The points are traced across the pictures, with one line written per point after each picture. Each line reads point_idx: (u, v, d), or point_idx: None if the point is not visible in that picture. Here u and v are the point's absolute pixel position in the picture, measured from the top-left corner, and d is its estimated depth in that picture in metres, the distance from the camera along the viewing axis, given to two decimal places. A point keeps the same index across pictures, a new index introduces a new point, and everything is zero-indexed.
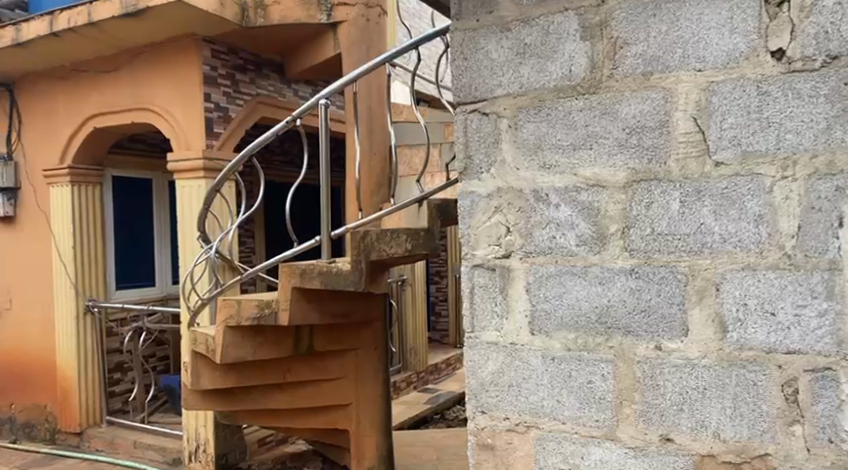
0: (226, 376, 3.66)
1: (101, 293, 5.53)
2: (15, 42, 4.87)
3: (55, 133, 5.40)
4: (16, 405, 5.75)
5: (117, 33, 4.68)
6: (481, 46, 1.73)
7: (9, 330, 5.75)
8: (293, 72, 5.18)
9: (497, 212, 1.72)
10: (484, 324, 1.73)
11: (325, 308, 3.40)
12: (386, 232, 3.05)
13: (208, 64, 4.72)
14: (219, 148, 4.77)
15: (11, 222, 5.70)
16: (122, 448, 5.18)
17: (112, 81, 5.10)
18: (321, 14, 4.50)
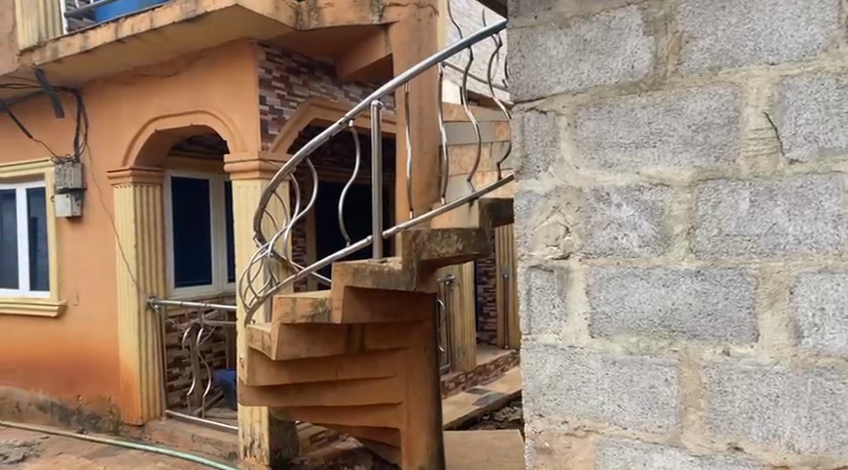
0: (280, 373, 3.72)
1: (162, 290, 5.69)
2: (82, 49, 5.07)
3: (119, 135, 5.57)
4: (82, 397, 5.96)
5: (177, 38, 4.81)
6: (539, 43, 1.71)
7: (76, 325, 5.97)
8: (345, 73, 5.22)
9: (555, 212, 1.69)
10: (541, 327, 1.70)
11: (377, 307, 3.41)
12: (437, 232, 3.04)
13: (264, 67, 4.81)
14: (274, 149, 4.85)
15: (78, 221, 5.92)
16: (181, 441, 5.30)
17: (172, 84, 5.23)
18: (373, 15, 4.51)
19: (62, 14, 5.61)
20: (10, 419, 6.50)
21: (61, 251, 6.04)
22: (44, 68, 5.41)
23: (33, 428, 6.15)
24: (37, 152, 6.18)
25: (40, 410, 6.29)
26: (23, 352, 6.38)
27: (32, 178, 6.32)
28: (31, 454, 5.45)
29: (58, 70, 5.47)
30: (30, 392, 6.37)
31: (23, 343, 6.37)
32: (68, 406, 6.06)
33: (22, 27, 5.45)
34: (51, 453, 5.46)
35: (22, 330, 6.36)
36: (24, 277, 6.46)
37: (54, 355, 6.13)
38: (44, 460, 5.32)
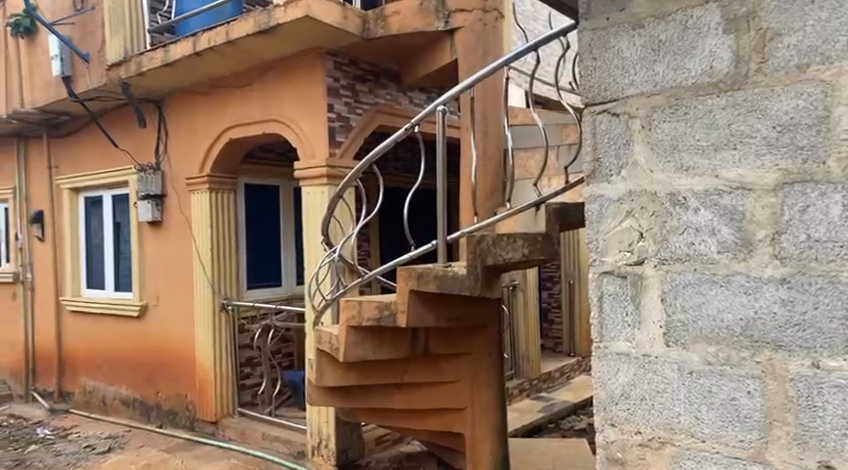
0: (347, 374, 3.76)
1: (235, 291, 5.82)
2: (164, 62, 5.29)
3: (196, 142, 5.76)
4: (161, 394, 6.18)
5: (251, 49, 4.95)
6: (612, 45, 1.68)
7: (155, 325, 6.20)
8: (409, 79, 5.25)
9: (629, 216, 1.65)
10: (614, 335, 1.67)
11: (442, 312, 3.41)
12: (503, 236, 3.01)
13: (332, 75, 4.89)
14: (341, 155, 4.90)
15: (158, 225, 6.15)
16: (252, 438, 5.41)
17: (246, 93, 5.38)
18: (438, 22, 4.51)
19: (145, 29, 5.80)
20: (96, 413, 6.82)
21: (142, 254, 6.30)
22: (131, 81, 5.69)
23: (117, 422, 6.42)
24: (121, 161, 6.46)
25: (123, 405, 6.56)
26: (108, 350, 6.67)
27: (117, 185, 6.61)
28: (116, 447, 5.74)
29: (140, 82, 5.72)
30: (114, 388, 6.66)
31: (108, 342, 6.66)
32: (148, 402, 6.29)
33: (110, 44, 5.80)
34: (133, 446, 5.72)
35: (107, 329, 6.66)
36: (109, 279, 6.76)
37: (135, 354, 6.38)
38: (126, 453, 5.56)
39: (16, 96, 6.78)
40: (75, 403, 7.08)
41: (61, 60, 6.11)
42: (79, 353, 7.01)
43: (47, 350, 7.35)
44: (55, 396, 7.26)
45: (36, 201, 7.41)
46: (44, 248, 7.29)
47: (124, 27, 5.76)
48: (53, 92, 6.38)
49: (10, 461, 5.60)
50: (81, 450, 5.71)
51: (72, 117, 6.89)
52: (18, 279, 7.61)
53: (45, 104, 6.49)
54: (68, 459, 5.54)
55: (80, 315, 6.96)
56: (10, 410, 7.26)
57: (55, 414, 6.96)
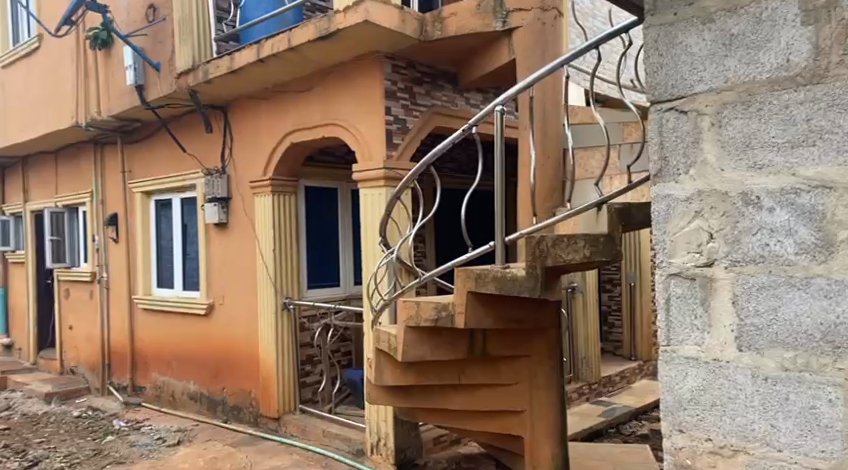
0: (406, 374, 3.80)
1: (295, 291, 5.91)
2: (229, 70, 5.43)
3: (258, 146, 5.90)
4: (226, 389, 6.33)
5: (312, 55, 5.03)
6: (679, 40, 1.72)
7: (220, 323, 6.36)
8: (466, 81, 5.23)
9: (697, 217, 1.69)
10: (682, 338, 1.72)
11: (500, 314, 3.38)
12: (563, 237, 2.95)
13: (389, 79, 4.91)
14: (398, 157, 4.93)
15: (223, 227, 6.32)
16: (312, 435, 5.48)
17: (306, 99, 5.47)
18: (496, 22, 4.49)
19: (212, 38, 6.01)
20: (166, 406, 7.05)
21: (209, 255, 6.48)
22: (198, 88, 5.86)
23: (185, 416, 6.62)
24: (188, 165, 6.66)
25: (190, 400, 6.75)
26: (176, 347, 6.88)
27: (184, 188, 6.81)
28: (184, 440, 5.92)
29: (207, 89, 5.89)
30: (182, 383, 6.85)
31: (176, 339, 6.87)
32: (214, 396, 6.45)
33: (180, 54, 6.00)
34: (201, 440, 5.89)
35: (175, 326, 6.86)
36: (178, 278, 6.97)
37: (202, 350, 6.56)
38: (194, 446, 5.73)
39: (92, 104, 7.08)
40: (147, 397, 7.33)
41: (135, 70, 6.36)
42: (149, 349, 7.26)
43: (121, 346, 7.65)
44: (128, 389, 7.55)
45: (111, 204, 7.73)
46: (118, 248, 7.59)
47: (192, 38, 5.96)
48: (126, 100, 6.64)
49: (89, 451, 5.86)
50: (153, 442, 5.91)
51: (144, 124, 7.15)
52: (95, 278, 7.95)
53: (119, 112, 6.76)
54: (141, 450, 5.75)
55: (150, 313, 7.20)
56: (88, 403, 7.59)
57: (129, 407, 7.24)
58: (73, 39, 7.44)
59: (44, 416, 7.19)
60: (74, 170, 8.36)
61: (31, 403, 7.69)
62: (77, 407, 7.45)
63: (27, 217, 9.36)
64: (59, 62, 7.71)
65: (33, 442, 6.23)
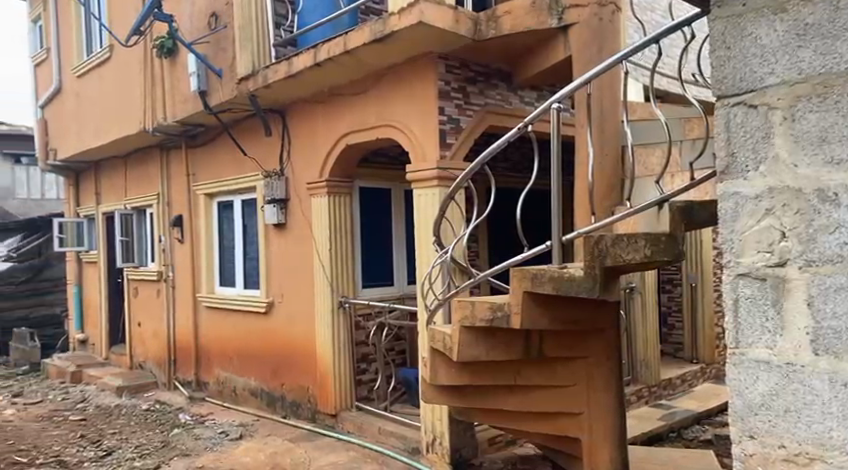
0: (461, 373, 3.80)
1: (350, 290, 5.95)
2: (287, 74, 5.53)
3: (315, 148, 5.98)
4: (285, 386, 6.43)
5: (367, 58, 5.07)
6: (748, 32, 1.68)
7: (279, 321, 6.47)
8: (522, 79, 5.18)
9: (768, 215, 1.65)
10: (752, 341, 1.67)
11: (557, 315, 3.33)
12: (623, 236, 2.91)
13: (442, 79, 4.90)
14: (451, 157, 4.91)
15: (282, 228, 6.43)
16: (369, 432, 5.50)
17: (361, 101, 5.51)
18: (552, 18, 4.44)
19: (271, 44, 6.11)
20: (228, 402, 7.21)
21: (269, 254, 6.61)
22: (258, 93, 5.99)
23: (246, 411, 6.76)
24: (248, 168, 6.80)
25: (251, 395, 6.88)
26: (237, 344, 7.03)
27: (245, 190, 6.95)
28: (246, 434, 6.04)
29: (266, 94, 6.00)
30: (243, 379, 7.00)
31: (237, 336, 7.03)
32: (274, 392, 6.56)
33: (240, 60, 6.13)
34: (262, 434, 6.00)
35: (237, 323, 7.02)
36: (239, 277, 7.12)
37: (262, 347, 6.69)
38: (255, 441, 5.84)
39: (159, 110, 7.32)
40: (210, 392, 7.52)
41: (198, 76, 6.54)
42: (212, 345, 7.44)
43: (185, 343, 7.87)
44: (193, 384, 7.76)
45: (176, 205, 7.96)
46: (184, 248, 7.81)
47: (253, 45, 6.09)
48: (190, 106, 6.83)
49: (158, 443, 6.05)
50: (217, 436, 6.06)
51: (206, 128, 7.34)
52: (162, 277, 8.20)
53: (184, 117, 6.96)
54: (205, 443, 5.90)
55: (213, 311, 7.38)
56: (156, 397, 7.85)
57: (193, 401, 7.44)
58: (140, 49, 7.69)
59: (116, 408, 7.46)
60: (142, 173, 8.66)
61: (104, 396, 8.01)
62: (146, 401, 7.70)
63: (99, 218, 9.73)
64: (127, 71, 7.98)
65: (106, 433, 6.47)
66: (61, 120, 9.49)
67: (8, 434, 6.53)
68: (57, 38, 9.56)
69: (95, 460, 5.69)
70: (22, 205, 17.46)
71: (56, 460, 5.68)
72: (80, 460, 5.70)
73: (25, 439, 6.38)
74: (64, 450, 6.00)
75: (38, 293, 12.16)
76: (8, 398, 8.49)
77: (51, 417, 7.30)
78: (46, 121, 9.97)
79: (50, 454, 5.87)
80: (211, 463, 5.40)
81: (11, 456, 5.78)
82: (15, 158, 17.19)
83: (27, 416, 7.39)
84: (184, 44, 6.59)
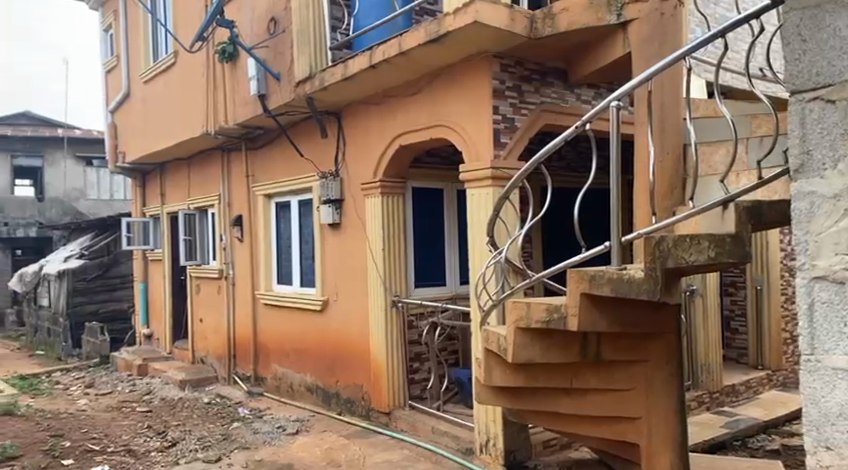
0: (516, 375, 3.75)
1: (403, 290, 5.96)
2: (343, 76, 5.58)
3: (369, 148, 6.01)
4: (340, 383, 6.49)
5: (422, 58, 5.07)
6: (827, 23, 1.73)
7: (335, 319, 6.54)
8: (578, 76, 5.08)
9: (845, 218, 1.69)
10: (829, 347, 1.70)
11: (615, 317, 3.26)
12: (686, 236, 2.84)
13: (497, 78, 4.86)
14: (506, 157, 4.87)
15: (337, 228, 6.49)
16: (422, 431, 5.51)
17: (415, 101, 5.52)
18: (611, 15, 4.35)
19: (327, 47, 6.19)
20: (286, 397, 7.32)
21: (324, 254, 6.68)
22: (314, 96, 6.06)
23: (303, 407, 6.85)
24: (305, 169, 6.90)
25: (307, 391, 6.97)
26: (294, 340, 7.13)
27: (301, 191, 7.04)
28: (303, 429, 6.12)
29: (323, 97, 6.07)
30: (299, 375, 7.10)
31: (294, 333, 7.13)
32: (330, 389, 6.63)
33: (298, 63, 6.22)
34: (317, 430, 6.08)
35: (294, 321, 7.12)
36: (295, 275, 7.23)
37: (318, 345, 6.77)
38: (311, 436, 5.92)
39: (221, 114, 7.50)
40: (268, 387, 7.66)
41: (258, 80, 6.69)
42: (271, 342, 7.56)
43: (244, 339, 8.03)
44: (252, 379, 7.90)
45: (237, 205, 8.13)
46: (243, 247, 7.97)
47: (311, 48, 6.18)
48: (250, 109, 6.97)
49: (219, 435, 6.18)
50: (274, 430, 6.16)
51: (266, 131, 7.46)
52: (222, 274, 8.39)
53: (245, 119, 7.10)
54: (264, 437, 6.00)
55: (271, 308, 7.51)
56: (217, 390, 8.03)
57: (252, 396, 7.59)
58: (203, 54, 7.87)
59: (180, 400, 7.67)
60: (204, 174, 8.87)
61: (168, 389, 8.25)
62: (207, 394, 7.89)
63: (164, 218, 10.03)
64: (191, 75, 8.19)
65: (171, 424, 6.66)
66: (130, 124, 9.83)
67: (80, 422, 6.78)
68: (126, 45, 9.89)
69: (161, 450, 5.85)
70: (94, 205, 18.72)
71: (125, 449, 5.87)
72: (147, 449, 5.88)
73: (95, 427, 6.61)
74: (132, 439, 6.20)
75: (108, 287, 12.59)
76: (81, 388, 8.83)
77: (119, 407, 7.55)
78: (116, 125, 10.35)
79: (119, 443, 6.06)
80: (269, 457, 5.50)
81: (84, 443, 5.99)
82: (87, 160, 18.57)
83: (98, 406, 7.67)
84: (244, 49, 6.73)
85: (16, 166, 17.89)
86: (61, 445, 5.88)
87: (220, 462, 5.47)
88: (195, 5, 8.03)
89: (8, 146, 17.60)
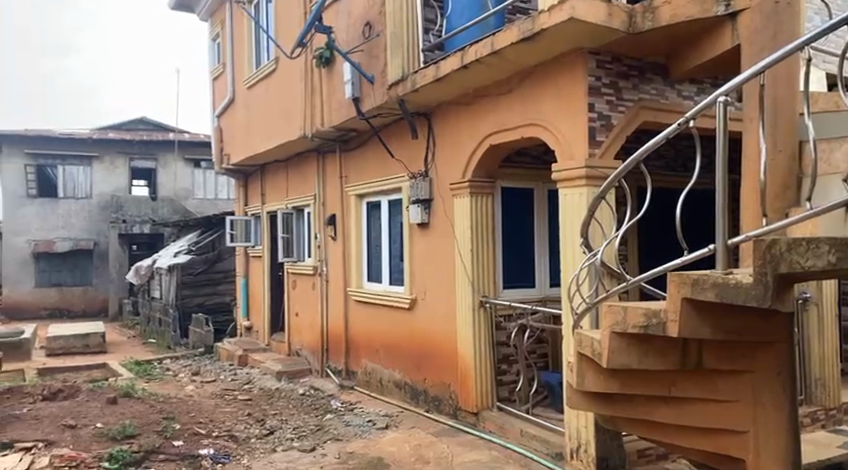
0: (610, 381, 3.63)
1: (491, 291, 5.88)
2: (435, 77, 5.59)
3: (459, 148, 5.97)
4: (428, 381, 6.48)
5: (515, 57, 5.00)
6: None
7: (422, 318, 6.54)
8: (680, 71, 4.84)
9: None
10: None
11: (719, 325, 3.08)
12: (801, 241, 2.63)
13: (593, 75, 4.71)
14: (601, 156, 4.71)
15: (426, 227, 6.50)
16: (511, 433, 5.40)
17: (505, 101, 5.45)
18: (718, 6, 4.13)
19: (420, 49, 6.21)
20: (376, 392, 7.39)
21: (413, 252, 6.71)
22: (406, 97, 6.09)
23: (391, 403, 6.89)
24: (395, 169, 6.94)
25: (396, 388, 7.01)
26: (383, 337, 7.20)
27: (392, 190, 7.09)
28: (392, 424, 6.16)
29: (415, 98, 6.09)
30: (388, 371, 7.15)
31: (383, 330, 7.20)
32: (417, 386, 6.64)
33: (391, 65, 6.27)
34: (407, 426, 6.10)
35: (383, 318, 7.19)
36: (385, 272, 7.29)
37: (405, 342, 6.81)
38: (401, 431, 5.94)
39: (318, 117, 7.66)
40: (359, 381, 7.76)
41: (353, 84, 6.79)
42: (362, 337, 7.65)
43: (337, 334, 8.18)
44: (344, 374, 8.04)
45: (331, 204, 8.28)
46: (336, 245, 8.11)
47: (404, 51, 6.21)
48: (345, 112, 7.09)
49: (313, 426, 6.31)
50: (365, 424, 6.24)
51: (359, 133, 7.56)
52: (317, 271, 8.59)
53: (340, 121, 7.23)
54: (355, 430, 6.08)
55: (363, 305, 7.61)
56: (310, 383, 8.20)
57: (344, 389, 7.71)
58: (302, 60, 8.07)
59: (277, 391, 7.90)
60: (302, 174, 9.08)
61: (266, 379, 8.50)
62: (302, 386, 8.09)
63: (264, 217, 10.37)
64: (291, 80, 8.40)
65: (269, 413, 6.86)
66: (234, 128, 10.22)
67: (188, 406, 7.09)
68: (231, 52, 10.29)
69: (260, 437, 6.03)
70: (199, 203, 19.58)
71: (228, 434, 6.09)
72: (247, 435, 6.08)
73: (202, 412, 6.88)
74: (234, 426, 6.42)
75: (212, 282, 13.15)
76: (188, 375, 9.25)
77: (222, 395, 7.85)
78: (222, 129, 10.81)
79: (223, 428, 6.29)
80: (360, 450, 5.56)
81: (192, 427, 6.25)
82: (195, 162, 19.54)
83: (203, 393, 8.00)
84: (340, 54, 6.86)
85: (133, 167, 18.98)
86: (172, 427, 6.15)
87: (314, 452, 5.57)
88: (294, 12, 8.25)
89: (125, 148, 18.74)
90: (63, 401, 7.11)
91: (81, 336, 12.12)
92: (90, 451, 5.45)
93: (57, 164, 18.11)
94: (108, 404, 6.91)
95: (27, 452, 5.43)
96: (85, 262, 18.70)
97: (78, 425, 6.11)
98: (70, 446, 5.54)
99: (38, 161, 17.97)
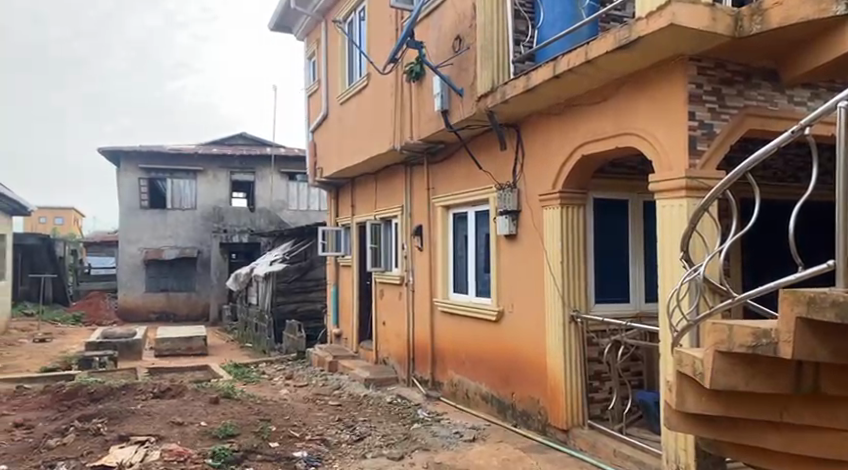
0: (712, 402, 3.44)
1: (583, 306, 5.73)
2: (526, 88, 5.51)
3: (549, 160, 5.86)
4: (515, 394, 6.37)
5: (610, 67, 4.87)
6: None
7: (510, 330, 6.45)
8: (793, 75, 4.56)
9: None
10: None
11: (841, 347, 2.84)
12: None
13: (694, 82, 4.51)
14: (702, 166, 4.50)
15: (514, 239, 6.41)
16: (603, 452, 5.21)
17: (598, 111, 5.31)
18: (837, 5, 3.89)
19: (509, 60, 6.13)
20: (462, 404, 7.33)
21: (500, 265, 6.63)
22: (496, 109, 6.05)
23: (478, 416, 6.82)
24: (483, 181, 6.90)
25: (482, 400, 6.93)
26: (470, 348, 7.15)
27: (480, 202, 7.06)
28: (479, 437, 6.09)
29: (504, 110, 6.04)
30: (475, 383, 7.09)
31: (470, 342, 7.16)
32: (504, 399, 6.54)
33: (481, 77, 6.24)
34: (494, 440, 6.01)
35: (470, 329, 7.15)
36: (471, 284, 7.25)
37: (492, 355, 6.73)
38: (489, 445, 5.86)
39: (407, 131, 7.75)
40: (445, 392, 7.74)
41: (442, 97, 6.83)
42: (449, 348, 7.62)
43: (423, 344, 8.19)
44: (430, 383, 8.03)
45: (419, 215, 8.33)
46: (424, 256, 8.14)
47: (494, 64, 6.17)
48: (434, 125, 7.12)
49: (401, 434, 6.33)
50: (452, 435, 6.19)
51: (447, 145, 7.58)
52: (404, 281, 8.66)
53: (429, 134, 7.26)
54: (442, 441, 6.05)
55: (449, 316, 7.59)
56: (397, 391, 8.24)
57: (430, 399, 7.71)
58: (393, 75, 8.16)
59: (366, 398, 7.97)
60: (390, 187, 9.18)
61: (355, 386, 8.62)
62: (389, 394, 8.13)
63: (354, 229, 10.53)
64: (382, 96, 8.52)
65: (358, 420, 6.93)
66: (327, 143, 10.48)
67: (283, 409, 7.26)
68: (325, 69, 10.56)
69: (350, 443, 6.10)
70: (293, 214, 20.15)
71: (321, 438, 6.19)
72: (339, 441, 6.16)
73: (296, 415, 7.03)
74: (326, 430, 6.52)
75: (305, 290, 13.51)
76: (282, 379, 9.50)
77: (314, 399, 8.01)
78: (316, 143, 11.09)
79: (315, 432, 6.40)
80: (448, 461, 5.52)
81: (286, 429, 6.38)
82: (290, 175, 20.15)
83: (296, 397, 8.20)
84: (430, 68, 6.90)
85: (234, 180, 19.80)
86: (269, 429, 6.28)
87: (403, 460, 5.59)
88: (387, 27, 8.37)
89: (227, 162, 19.59)
90: (170, 399, 7.45)
91: (185, 338, 12.68)
92: (196, 448, 5.67)
93: (166, 177, 19.22)
94: (210, 404, 7.17)
95: (140, 445, 5.70)
96: (189, 268, 19.58)
97: (185, 422, 6.38)
98: (178, 442, 5.79)
99: (150, 174, 19.13)
